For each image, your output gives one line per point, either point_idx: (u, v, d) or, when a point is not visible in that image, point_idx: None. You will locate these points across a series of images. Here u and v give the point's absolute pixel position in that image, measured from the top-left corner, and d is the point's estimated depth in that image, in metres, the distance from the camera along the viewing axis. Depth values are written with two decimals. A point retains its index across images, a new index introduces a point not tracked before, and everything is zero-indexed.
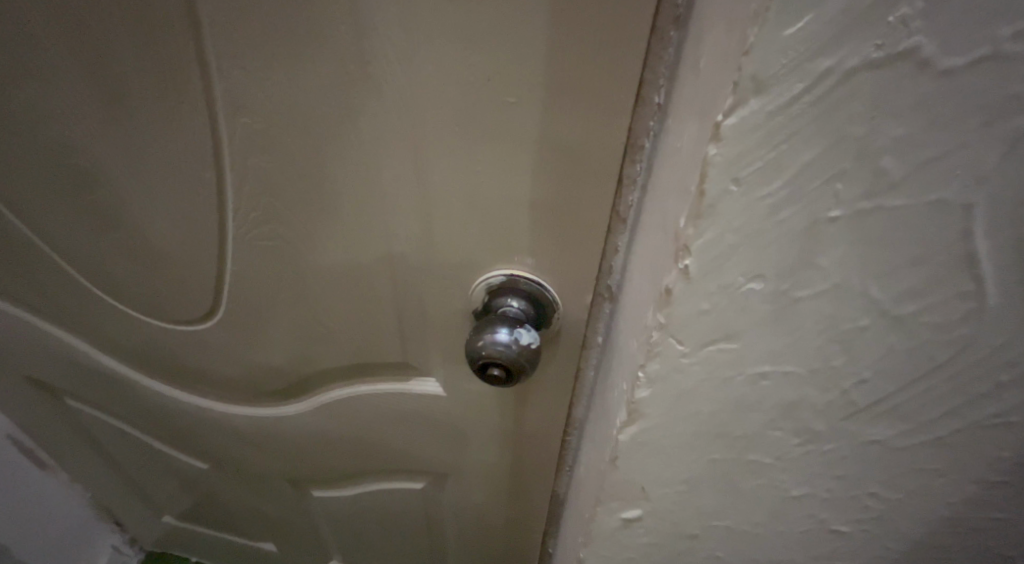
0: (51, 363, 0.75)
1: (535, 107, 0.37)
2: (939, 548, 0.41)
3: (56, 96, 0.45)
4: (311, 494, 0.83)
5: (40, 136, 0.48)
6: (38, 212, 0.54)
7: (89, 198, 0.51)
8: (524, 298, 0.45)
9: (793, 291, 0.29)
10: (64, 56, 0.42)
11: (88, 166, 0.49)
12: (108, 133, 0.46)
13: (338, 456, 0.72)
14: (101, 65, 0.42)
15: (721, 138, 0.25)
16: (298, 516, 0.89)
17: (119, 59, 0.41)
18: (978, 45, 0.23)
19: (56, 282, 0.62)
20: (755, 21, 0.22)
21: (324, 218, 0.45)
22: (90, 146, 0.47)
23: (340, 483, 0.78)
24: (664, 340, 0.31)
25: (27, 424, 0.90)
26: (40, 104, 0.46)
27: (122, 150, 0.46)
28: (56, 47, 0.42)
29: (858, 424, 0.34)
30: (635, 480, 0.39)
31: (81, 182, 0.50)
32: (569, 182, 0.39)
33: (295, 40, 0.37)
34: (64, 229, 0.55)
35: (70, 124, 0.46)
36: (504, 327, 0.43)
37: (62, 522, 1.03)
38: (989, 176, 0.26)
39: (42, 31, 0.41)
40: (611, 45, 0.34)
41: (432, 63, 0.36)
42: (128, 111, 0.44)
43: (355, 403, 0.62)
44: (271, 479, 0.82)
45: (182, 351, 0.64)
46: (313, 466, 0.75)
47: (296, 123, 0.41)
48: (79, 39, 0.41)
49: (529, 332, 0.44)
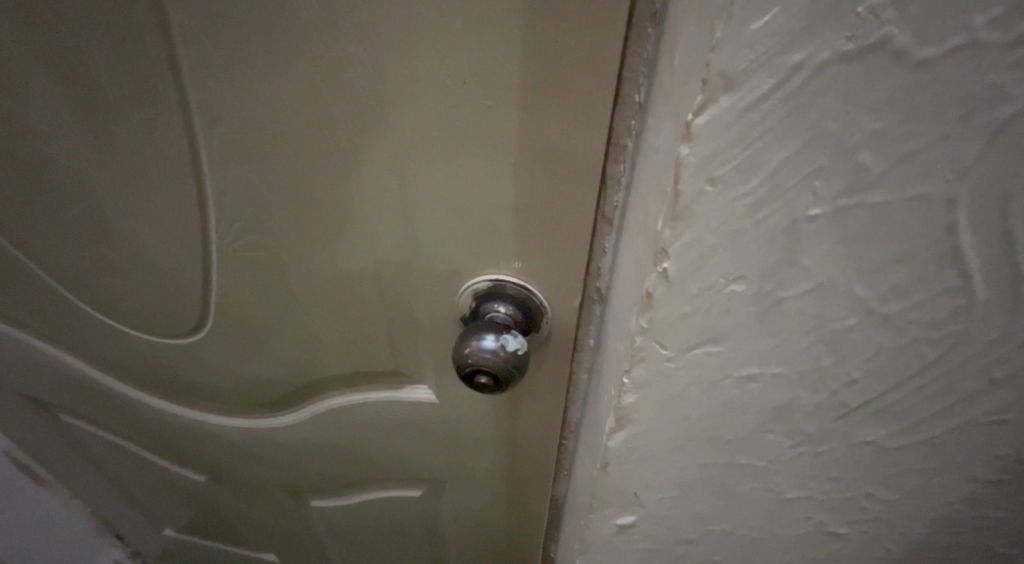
0: (42, 379, 0.74)
1: (511, 109, 0.36)
2: (941, 549, 0.40)
3: (33, 110, 0.44)
4: (310, 503, 0.82)
5: (20, 152, 0.47)
6: (21, 229, 0.54)
7: (71, 213, 0.50)
8: (511, 303, 0.44)
9: (777, 291, 0.28)
10: (38, 70, 0.41)
11: (68, 180, 0.48)
12: (85, 148, 0.45)
13: (335, 466, 0.71)
14: (76, 79, 0.41)
15: (693, 137, 0.24)
16: (298, 526, 0.88)
17: (92, 72, 0.40)
18: (955, 32, 0.22)
19: (42, 298, 0.61)
20: (721, 16, 0.22)
21: (307, 227, 0.45)
22: (69, 161, 0.46)
23: (338, 492, 0.77)
24: (648, 344, 0.30)
25: (25, 441, 0.89)
26: (17, 120, 0.45)
27: (100, 165, 0.46)
28: (29, 63, 0.41)
29: (849, 425, 0.33)
30: (627, 486, 0.38)
31: (61, 199, 0.49)
32: (551, 183, 0.39)
33: (267, 47, 0.36)
34: (47, 246, 0.54)
35: (47, 139, 0.45)
36: (491, 332, 0.42)
37: (60, 537, 1.02)
38: (973, 169, 0.25)
39: (12, 47, 0.41)
40: (585, 44, 0.33)
41: (407, 68, 0.36)
42: (105, 124, 0.43)
43: (348, 413, 0.61)
44: (269, 491, 0.81)
45: (172, 364, 0.63)
46: (309, 476, 0.75)
47: (272, 132, 0.40)
48: (52, 53, 0.40)
49: (516, 337, 0.43)
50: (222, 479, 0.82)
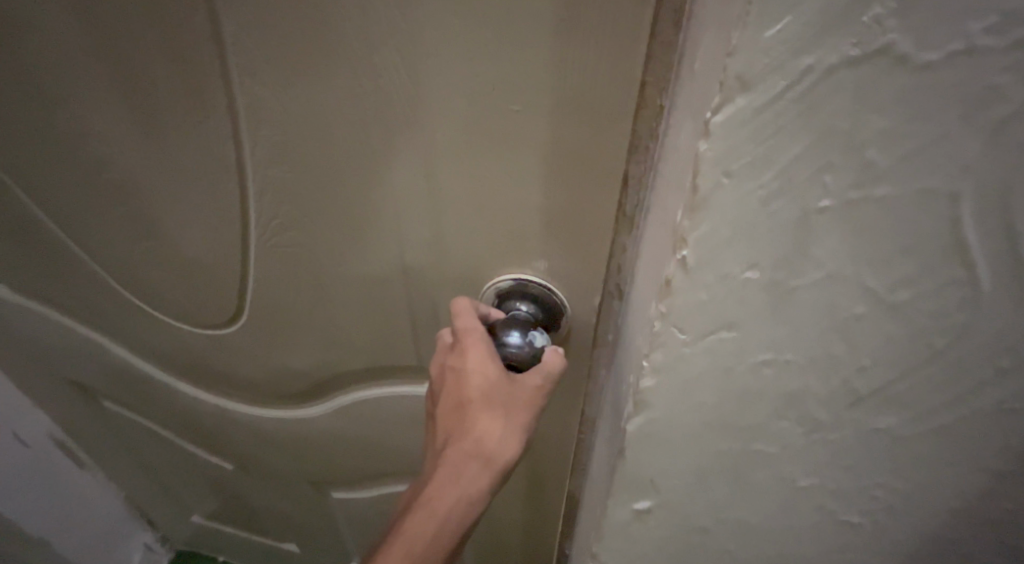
0: (89, 365, 0.77)
1: (538, 113, 0.38)
2: (954, 540, 0.41)
3: (92, 109, 0.46)
4: (332, 494, 0.84)
5: (77, 150, 0.50)
6: (75, 222, 0.56)
7: (122, 208, 0.53)
8: (532, 302, 0.47)
9: (790, 280, 0.30)
10: (98, 73, 0.44)
11: (121, 177, 0.50)
12: (135, 144, 0.47)
13: (357, 457, 0.74)
14: (132, 81, 0.44)
15: (710, 134, 0.26)
16: (320, 517, 0.91)
17: (148, 75, 0.43)
18: (954, 39, 0.24)
19: (93, 288, 0.64)
20: (738, 23, 0.24)
21: (337, 222, 0.47)
22: (121, 158, 0.49)
23: (359, 484, 0.80)
24: (666, 329, 0.32)
25: (64, 426, 0.93)
26: (77, 119, 0.47)
27: (150, 162, 0.48)
28: (89, 66, 0.44)
29: (861, 412, 0.35)
30: (644, 471, 0.40)
31: (112, 192, 0.52)
32: (575, 184, 0.40)
33: (306, 53, 0.39)
34: (99, 238, 0.57)
35: (103, 137, 0.48)
36: (517, 330, 0.44)
37: (98, 518, 1.06)
38: (976, 164, 0.26)
39: (76, 51, 0.43)
40: (610, 49, 0.35)
41: (439, 74, 0.38)
42: (157, 124, 0.45)
43: (371, 407, 0.64)
44: (293, 482, 0.84)
45: (209, 354, 0.66)
46: (331, 467, 0.77)
47: (308, 133, 0.42)
48: (111, 58, 0.43)
49: (541, 334, 0.44)
50: (248, 467, 0.85)
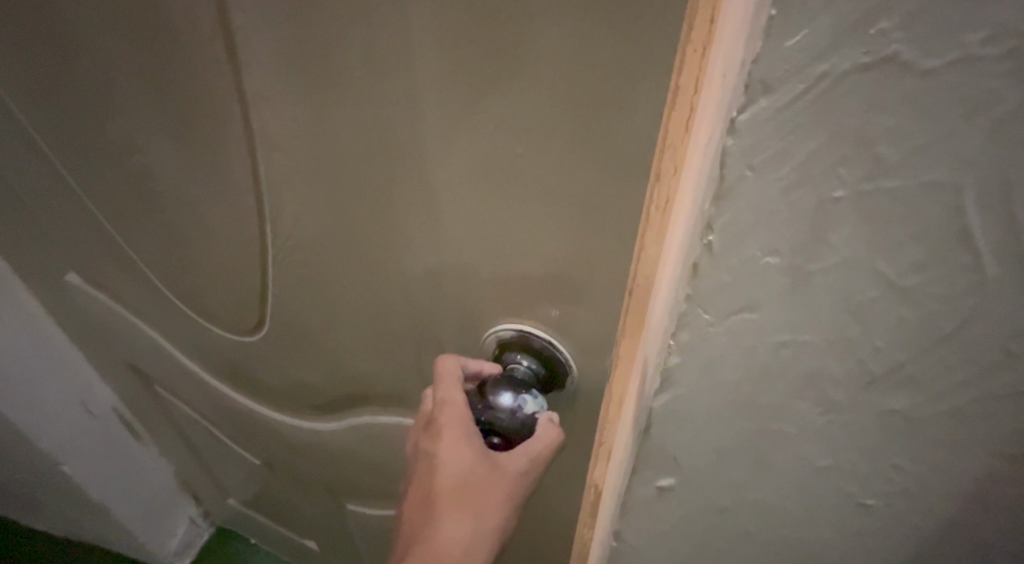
0: (149, 345, 0.86)
1: (527, 151, 0.42)
2: (973, 527, 0.42)
3: (174, 112, 0.54)
4: (347, 506, 0.93)
5: (165, 148, 0.58)
6: (158, 209, 0.65)
7: (195, 199, 0.61)
8: (532, 358, 0.55)
9: (807, 265, 0.33)
10: (180, 80, 0.51)
11: (196, 172, 0.58)
12: (205, 144, 0.55)
13: (369, 472, 0.82)
14: (202, 89, 0.50)
15: (736, 130, 0.29)
16: (337, 523, 0.99)
17: (214, 85, 0.50)
18: (951, 49, 0.26)
19: (164, 271, 0.72)
20: (760, 35, 0.27)
21: (368, 233, 0.53)
22: (197, 155, 0.56)
23: (372, 501, 0.88)
24: (691, 309, 0.36)
25: (134, 398, 1.04)
26: (165, 120, 0.55)
27: (217, 160, 0.55)
28: (173, 74, 0.51)
29: (874, 394, 0.37)
30: (669, 447, 0.44)
31: (188, 184, 0.60)
32: (562, 214, 0.45)
33: (330, 85, 0.45)
34: (174, 224, 0.65)
35: (184, 135, 0.56)
36: (510, 392, 0.54)
37: (151, 483, 1.25)
38: (980, 158, 0.28)
39: (166, 60, 0.51)
40: (603, 78, 0.38)
41: (436, 111, 0.43)
42: (221, 125, 0.52)
43: (378, 429, 0.73)
44: (313, 486, 0.93)
45: (247, 354, 0.75)
46: (348, 475, 0.85)
47: (338, 157, 0.49)
48: (187, 68, 0.50)
49: (531, 400, 0.54)
50: (276, 467, 0.94)
